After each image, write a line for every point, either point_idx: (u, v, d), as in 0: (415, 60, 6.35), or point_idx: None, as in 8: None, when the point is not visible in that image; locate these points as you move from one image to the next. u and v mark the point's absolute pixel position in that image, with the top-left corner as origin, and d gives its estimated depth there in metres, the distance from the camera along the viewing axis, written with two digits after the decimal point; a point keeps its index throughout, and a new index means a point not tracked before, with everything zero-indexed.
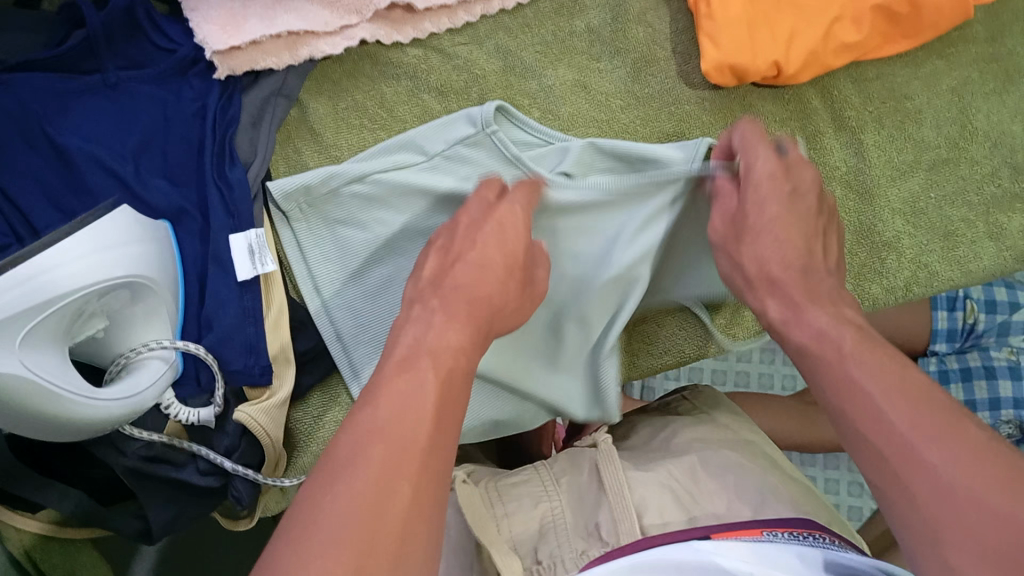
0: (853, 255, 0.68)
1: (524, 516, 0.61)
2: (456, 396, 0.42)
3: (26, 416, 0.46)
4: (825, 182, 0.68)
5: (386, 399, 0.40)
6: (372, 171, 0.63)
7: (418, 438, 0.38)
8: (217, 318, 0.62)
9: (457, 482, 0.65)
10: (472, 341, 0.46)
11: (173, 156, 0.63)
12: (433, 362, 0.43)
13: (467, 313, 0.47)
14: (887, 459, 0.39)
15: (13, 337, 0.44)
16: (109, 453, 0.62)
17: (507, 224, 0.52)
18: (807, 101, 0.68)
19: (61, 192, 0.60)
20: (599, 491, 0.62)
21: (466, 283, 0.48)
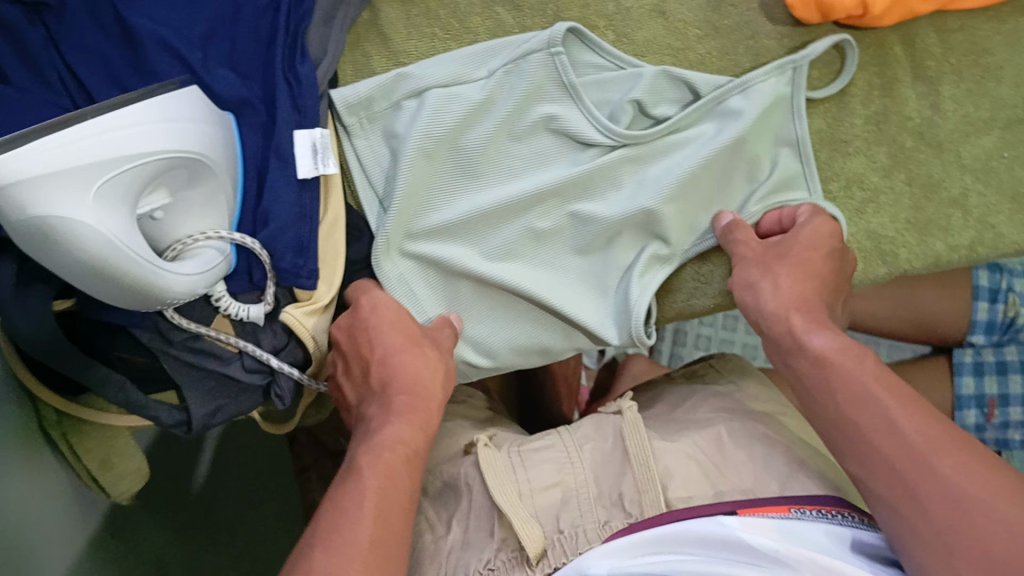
0: (919, 209, 0.67)
1: (547, 482, 0.59)
2: (398, 480, 0.50)
3: (92, 276, 0.46)
4: (897, 132, 0.67)
5: (343, 503, 0.48)
6: (431, 86, 0.63)
7: (388, 494, 0.49)
8: (273, 213, 0.61)
9: (478, 446, 0.63)
10: (418, 433, 0.54)
11: (241, 46, 0.62)
12: (372, 458, 0.51)
13: (408, 404, 0.54)
14: (886, 466, 0.45)
15: (89, 186, 0.44)
16: (155, 340, 0.62)
17: (393, 328, 0.58)
18: (889, 47, 0.67)
19: (126, 73, 0.59)
20: (623, 462, 0.60)
21: (397, 373, 0.56)
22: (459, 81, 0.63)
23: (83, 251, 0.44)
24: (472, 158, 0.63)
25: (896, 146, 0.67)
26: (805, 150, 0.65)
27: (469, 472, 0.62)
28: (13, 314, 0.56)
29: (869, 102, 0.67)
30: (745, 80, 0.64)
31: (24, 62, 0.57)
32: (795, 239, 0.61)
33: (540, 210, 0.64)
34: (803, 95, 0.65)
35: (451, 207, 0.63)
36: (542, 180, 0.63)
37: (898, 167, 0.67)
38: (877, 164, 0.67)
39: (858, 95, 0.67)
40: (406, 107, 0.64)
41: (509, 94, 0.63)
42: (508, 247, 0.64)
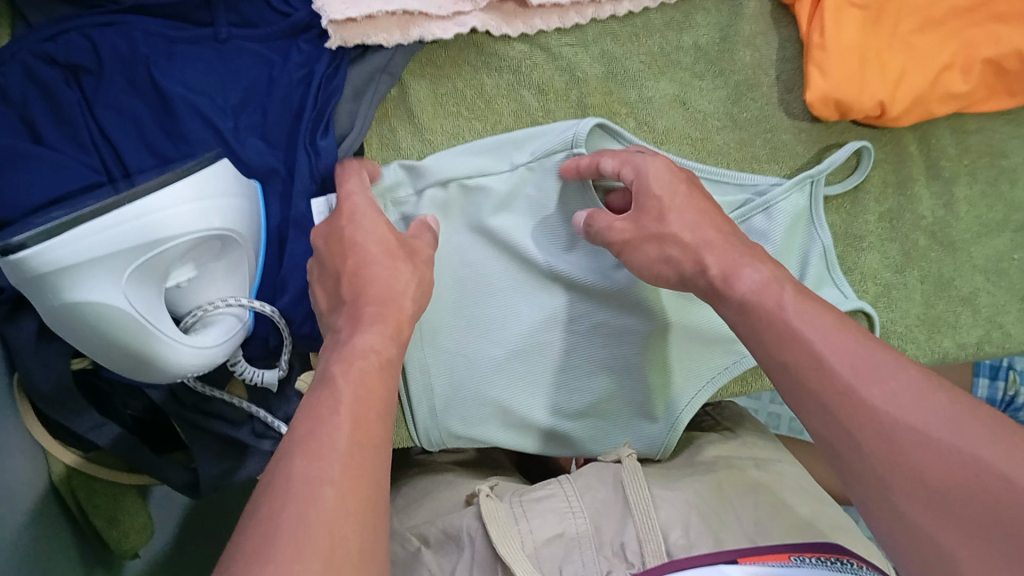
0: (929, 305, 0.68)
1: (549, 534, 0.58)
2: (377, 389, 0.43)
3: (121, 351, 0.47)
4: (910, 231, 0.68)
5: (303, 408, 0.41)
6: (458, 177, 0.64)
7: (364, 385, 0.43)
8: (291, 282, 0.62)
9: (480, 493, 0.61)
10: (395, 340, 0.48)
11: (271, 117, 0.63)
12: (343, 365, 0.44)
13: (377, 314, 0.48)
14: (857, 431, 0.40)
15: (124, 269, 0.45)
16: (169, 402, 0.63)
17: (373, 239, 0.52)
18: (905, 145, 0.68)
19: (158, 138, 0.60)
20: (625, 512, 0.59)
21: (369, 283, 0.50)
22: (485, 171, 0.64)
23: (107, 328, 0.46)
24: (507, 249, 0.65)
25: (909, 244, 0.68)
26: (831, 261, 0.65)
27: (472, 523, 0.60)
28: (31, 370, 0.58)
29: (883, 199, 0.68)
30: (769, 200, 0.63)
31: (59, 123, 0.59)
32: (643, 194, 0.55)
33: (576, 306, 0.66)
34: (822, 209, 0.65)
35: (488, 299, 0.66)
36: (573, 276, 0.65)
37: (910, 263, 0.68)
38: (890, 261, 0.67)
39: (874, 192, 0.68)
40: (431, 195, 0.64)
41: (535, 185, 0.65)
42: (540, 342, 0.66)
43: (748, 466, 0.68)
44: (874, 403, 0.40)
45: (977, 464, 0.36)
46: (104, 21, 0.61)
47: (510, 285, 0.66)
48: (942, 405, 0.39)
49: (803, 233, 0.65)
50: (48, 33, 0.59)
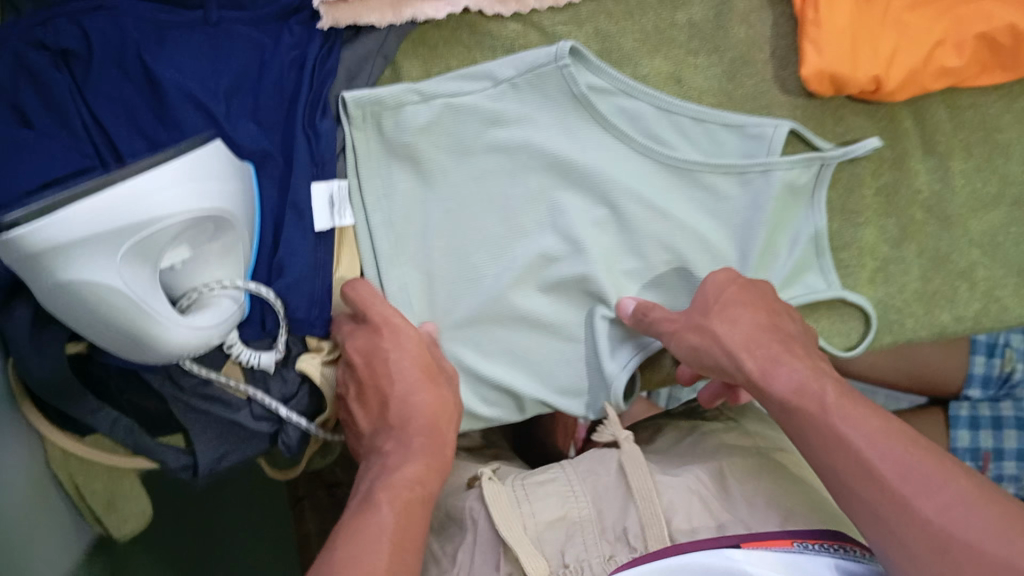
0: (927, 280, 0.68)
1: (552, 516, 0.59)
2: (416, 516, 0.52)
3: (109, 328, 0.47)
4: (907, 206, 0.68)
5: (369, 523, 0.50)
6: (441, 95, 0.64)
7: (411, 515, 0.52)
8: (289, 265, 0.62)
9: (483, 478, 0.62)
10: (432, 465, 0.56)
11: (263, 100, 0.63)
12: (392, 491, 0.53)
13: (425, 445, 0.56)
14: (878, 505, 0.47)
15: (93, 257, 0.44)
16: (165, 384, 0.63)
17: (412, 363, 0.59)
18: (900, 122, 0.68)
19: (151, 125, 0.60)
20: (626, 495, 0.61)
21: (414, 415, 0.57)
22: (467, 91, 0.64)
23: (84, 309, 0.46)
24: (486, 173, 0.65)
25: (906, 218, 0.68)
26: (821, 244, 0.67)
27: (474, 505, 0.62)
28: (27, 360, 0.57)
29: (878, 175, 0.68)
30: (769, 162, 0.65)
31: (49, 109, 0.58)
32: (721, 313, 0.59)
33: (558, 236, 0.66)
34: (824, 188, 0.67)
35: (471, 223, 0.65)
36: (552, 203, 0.66)
37: (907, 238, 0.68)
38: (887, 235, 0.68)
39: (870, 166, 0.68)
40: (416, 110, 0.64)
41: (518, 108, 0.65)
42: (521, 273, 0.66)
43: (748, 451, 0.68)
44: (851, 444, 0.49)
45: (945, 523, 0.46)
46: (94, 6, 0.61)
47: (490, 210, 0.65)
48: (900, 450, 0.48)
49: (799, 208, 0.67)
50: (39, 18, 0.59)
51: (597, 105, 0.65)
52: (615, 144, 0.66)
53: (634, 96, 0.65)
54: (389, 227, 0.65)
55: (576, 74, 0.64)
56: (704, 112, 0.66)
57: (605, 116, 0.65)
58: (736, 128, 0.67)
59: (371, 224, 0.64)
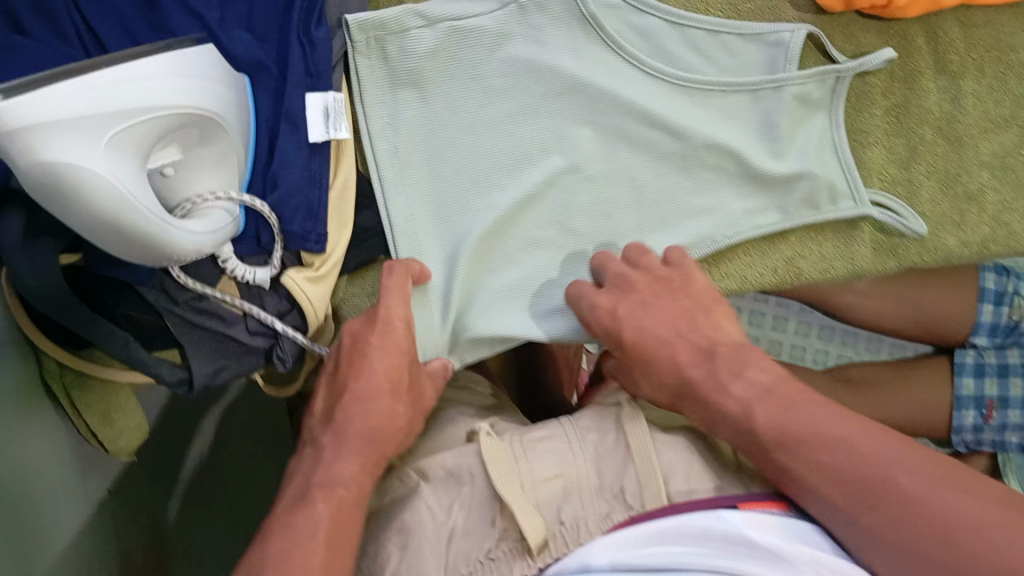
0: (933, 204, 0.67)
1: (548, 474, 0.58)
2: (350, 520, 0.51)
3: (96, 231, 0.46)
4: (916, 126, 0.67)
5: (302, 526, 0.49)
6: (446, 19, 0.63)
7: (343, 518, 0.50)
8: (283, 176, 0.61)
9: (479, 433, 0.60)
10: (367, 471, 0.54)
11: (259, 9, 0.62)
12: (327, 490, 0.52)
13: (361, 445, 0.54)
14: (847, 476, 0.48)
15: (46, 143, 0.42)
16: (161, 298, 0.62)
17: (387, 366, 0.57)
18: (912, 38, 0.67)
19: (143, 32, 0.59)
20: (625, 455, 0.59)
21: (361, 419, 0.55)
22: (473, 13, 0.63)
23: (55, 198, 0.44)
24: (495, 93, 0.65)
25: (916, 139, 0.67)
26: (840, 148, 0.65)
27: (471, 460, 0.60)
28: (19, 266, 0.56)
29: (889, 93, 0.67)
30: (783, 79, 0.64)
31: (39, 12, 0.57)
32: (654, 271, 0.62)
33: (564, 161, 0.65)
34: (841, 103, 0.66)
35: (479, 149, 0.65)
36: (558, 125, 0.65)
37: (916, 159, 0.67)
38: (895, 157, 0.67)
39: (879, 85, 0.67)
40: (420, 35, 0.63)
41: (525, 28, 0.64)
42: (531, 197, 0.64)
43: None
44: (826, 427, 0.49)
45: (940, 525, 0.44)
46: None
47: (497, 137, 0.65)
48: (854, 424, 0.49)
49: (813, 127, 0.65)
50: None
51: (606, 23, 0.64)
52: (631, 66, 0.64)
53: (645, 14, 0.64)
54: (397, 150, 0.65)
55: None
56: (713, 23, 0.64)
57: (614, 36, 0.64)
58: (752, 36, 0.65)
59: (376, 154, 0.64)
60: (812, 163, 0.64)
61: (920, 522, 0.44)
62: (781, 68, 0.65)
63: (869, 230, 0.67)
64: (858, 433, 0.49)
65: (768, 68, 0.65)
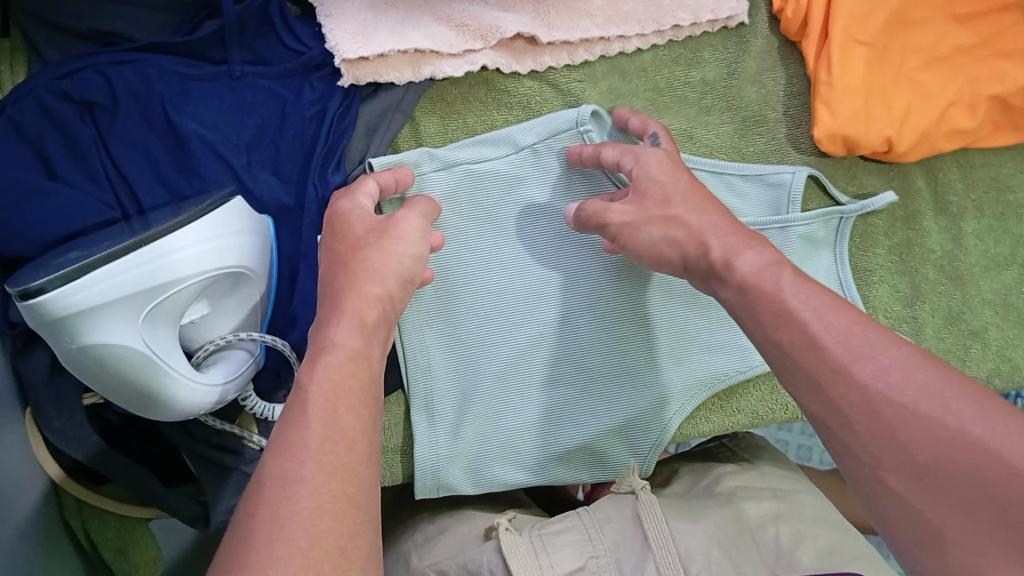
0: (938, 339, 0.68)
1: (571, 569, 0.57)
2: (350, 452, 0.40)
3: (114, 391, 0.49)
4: (919, 265, 0.69)
5: (314, 392, 0.42)
6: (462, 162, 0.65)
7: (337, 437, 0.40)
8: (302, 314, 0.63)
9: (500, 529, 0.60)
10: (364, 332, 0.47)
11: (283, 153, 0.64)
12: (311, 362, 0.44)
13: (352, 271, 0.50)
14: (860, 420, 0.40)
15: (94, 324, 0.45)
16: (178, 435, 0.63)
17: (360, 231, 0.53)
18: (912, 180, 0.70)
19: (172, 173, 0.61)
20: (645, 548, 0.59)
21: (353, 261, 0.51)
22: (488, 157, 0.65)
23: (90, 366, 0.47)
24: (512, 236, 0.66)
25: (919, 277, 0.68)
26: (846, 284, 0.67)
27: (491, 557, 0.59)
28: (44, 403, 0.59)
29: (891, 233, 0.69)
30: (789, 220, 0.64)
31: (73, 156, 0.59)
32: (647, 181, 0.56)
33: (579, 300, 0.67)
34: (846, 241, 0.67)
35: (493, 289, 0.66)
36: (567, 266, 0.67)
37: (920, 297, 0.68)
38: (899, 294, 0.68)
39: (882, 225, 0.69)
40: (437, 177, 0.64)
41: (537, 171, 0.66)
42: (540, 337, 0.67)
43: (771, 499, 0.66)
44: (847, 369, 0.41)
45: (961, 439, 0.36)
46: (119, 59, 0.61)
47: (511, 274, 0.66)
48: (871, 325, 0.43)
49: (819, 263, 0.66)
50: (63, 70, 0.59)
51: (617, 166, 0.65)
52: None
53: None
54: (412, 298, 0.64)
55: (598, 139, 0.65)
56: (722, 168, 0.66)
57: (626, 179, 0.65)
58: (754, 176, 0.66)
59: None
60: None
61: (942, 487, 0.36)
62: (785, 208, 0.66)
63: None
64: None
65: (772, 207, 0.66)
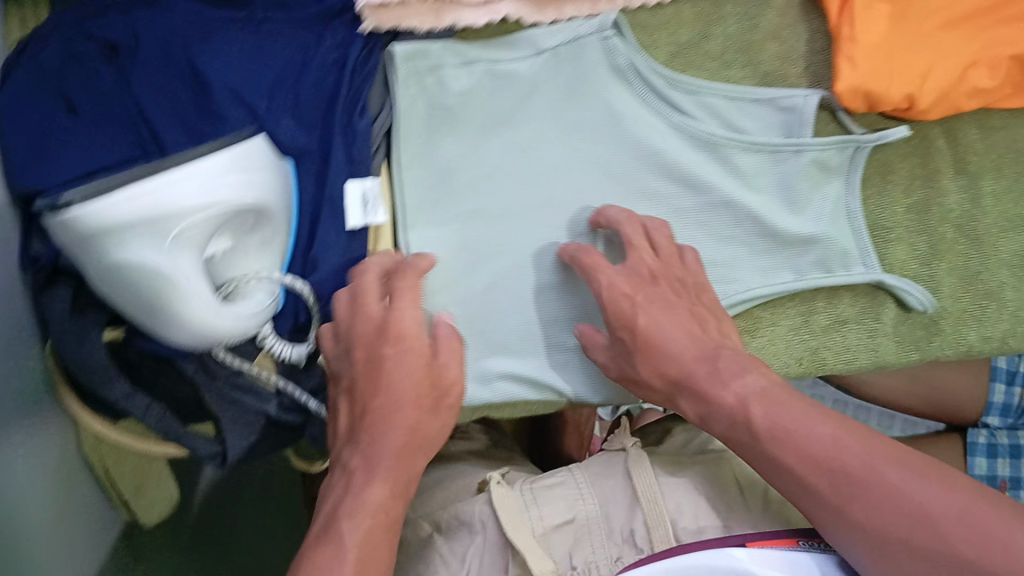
0: (955, 300, 0.69)
1: (559, 520, 0.62)
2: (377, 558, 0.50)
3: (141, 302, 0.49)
4: (939, 224, 0.69)
5: (324, 558, 0.49)
6: (482, 61, 0.66)
7: (361, 569, 0.49)
8: (323, 259, 0.63)
9: (493, 483, 0.64)
10: (398, 494, 0.53)
11: (305, 100, 0.64)
12: (354, 519, 0.51)
13: (392, 470, 0.53)
14: (850, 506, 0.49)
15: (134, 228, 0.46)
16: (198, 373, 0.63)
17: (411, 378, 0.56)
18: (931, 140, 0.70)
19: (193, 117, 0.61)
20: (633, 501, 0.63)
21: (403, 407, 0.55)
22: (508, 58, 0.66)
23: (123, 273, 0.48)
24: (535, 178, 0.66)
25: (938, 237, 0.69)
26: (858, 225, 0.68)
27: (483, 508, 0.64)
28: (65, 341, 0.59)
29: (911, 192, 0.69)
30: (803, 143, 0.66)
31: (93, 98, 0.59)
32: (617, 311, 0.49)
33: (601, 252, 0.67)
34: (858, 172, 0.68)
35: (508, 188, 0.66)
36: (578, 181, 0.66)
37: (938, 257, 0.69)
38: (917, 252, 0.69)
39: (900, 184, 0.70)
40: (457, 72, 0.66)
41: (559, 76, 0.66)
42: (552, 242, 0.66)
43: None
44: (817, 437, 0.51)
45: (925, 519, 0.47)
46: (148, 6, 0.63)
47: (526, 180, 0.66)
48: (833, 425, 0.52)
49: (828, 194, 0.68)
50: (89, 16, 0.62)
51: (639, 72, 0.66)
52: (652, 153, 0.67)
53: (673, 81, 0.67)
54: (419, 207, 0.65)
55: (619, 47, 0.66)
56: (730, 91, 0.67)
57: (646, 90, 0.66)
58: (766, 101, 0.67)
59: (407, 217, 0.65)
60: (828, 227, 0.67)
61: (904, 508, 0.48)
62: (797, 132, 0.67)
63: (894, 313, 0.69)
64: (845, 432, 0.51)
65: (783, 131, 0.67)
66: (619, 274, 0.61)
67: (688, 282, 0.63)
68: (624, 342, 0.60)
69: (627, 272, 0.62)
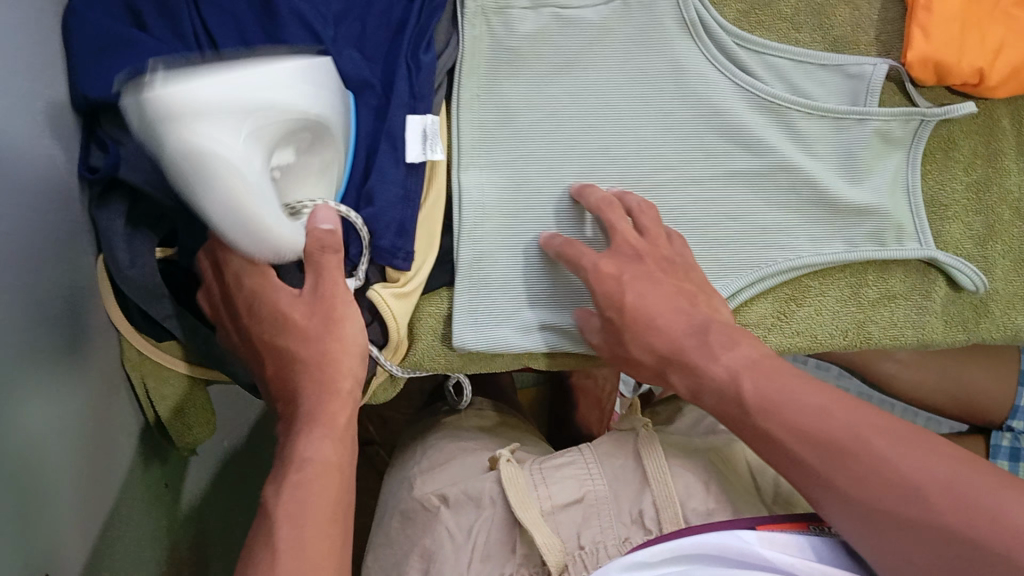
0: (1008, 280, 0.71)
1: (568, 499, 0.61)
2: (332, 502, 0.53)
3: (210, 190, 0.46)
4: (996, 204, 0.71)
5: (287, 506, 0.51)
6: (551, 5, 0.66)
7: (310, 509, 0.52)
8: (379, 193, 0.61)
9: (502, 461, 0.64)
10: (342, 441, 0.55)
11: (371, 31, 0.63)
12: (302, 468, 0.53)
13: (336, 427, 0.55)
14: (842, 482, 0.48)
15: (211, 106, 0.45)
16: None
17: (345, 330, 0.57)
18: (997, 118, 0.71)
19: (257, 37, 0.60)
20: (641, 481, 0.62)
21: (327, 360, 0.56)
22: (578, 5, 0.66)
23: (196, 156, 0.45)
24: (595, 126, 0.66)
25: (993, 217, 0.70)
26: (915, 201, 0.69)
27: (493, 487, 0.63)
28: (117, 252, 0.59)
29: (970, 169, 0.71)
30: (867, 112, 0.66)
31: (160, 14, 0.59)
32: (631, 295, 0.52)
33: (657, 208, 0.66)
34: (921, 145, 0.68)
35: (566, 140, 0.66)
36: (639, 132, 0.66)
37: (992, 236, 0.70)
38: (971, 232, 0.70)
39: (962, 161, 0.71)
40: (524, 15, 0.66)
41: (627, 26, 0.66)
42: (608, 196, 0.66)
43: None
44: (825, 409, 0.50)
45: (899, 481, 0.46)
46: None
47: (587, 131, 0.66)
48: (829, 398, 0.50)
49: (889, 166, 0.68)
50: None
51: (710, 27, 0.66)
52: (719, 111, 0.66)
53: (742, 41, 0.66)
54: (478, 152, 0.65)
55: (691, 1, 0.66)
56: (798, 55, 0.67)
57: (715, 46, 0.66)
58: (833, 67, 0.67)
59: (463, 161, 0.64)
60: (887, 199, 0.68)
61: (886, 479, 0.46)
62: (862, 100, 0.67)
63: (944, 291, 0.70)
64: (834, 402, 0.50)
65: (850, 98, 0.67)
66: (604, 257, 0.61)
67: (676, 260, 0.62)
68: (613, 321, 0.60)
69: (612, 254, 0.61)
